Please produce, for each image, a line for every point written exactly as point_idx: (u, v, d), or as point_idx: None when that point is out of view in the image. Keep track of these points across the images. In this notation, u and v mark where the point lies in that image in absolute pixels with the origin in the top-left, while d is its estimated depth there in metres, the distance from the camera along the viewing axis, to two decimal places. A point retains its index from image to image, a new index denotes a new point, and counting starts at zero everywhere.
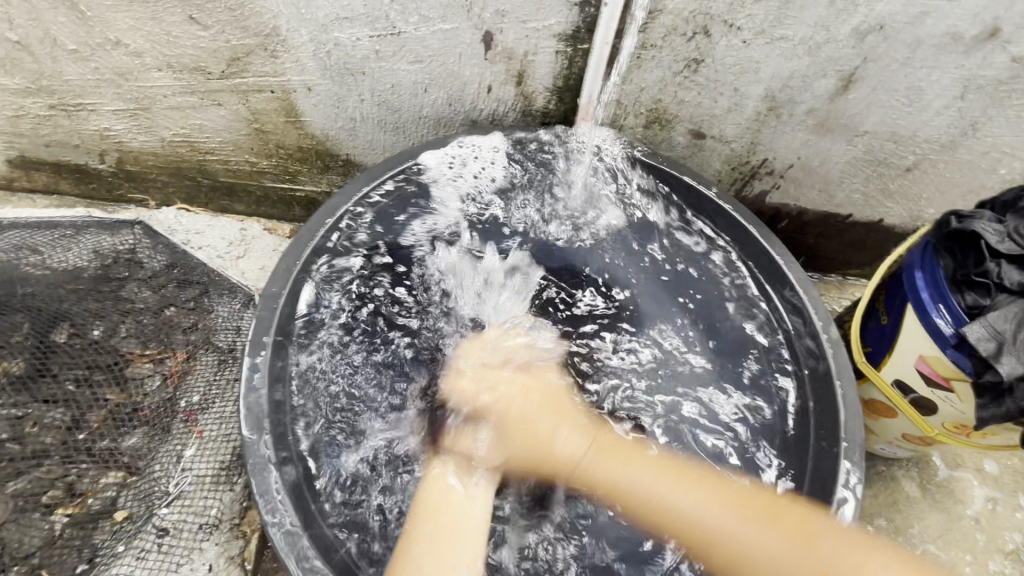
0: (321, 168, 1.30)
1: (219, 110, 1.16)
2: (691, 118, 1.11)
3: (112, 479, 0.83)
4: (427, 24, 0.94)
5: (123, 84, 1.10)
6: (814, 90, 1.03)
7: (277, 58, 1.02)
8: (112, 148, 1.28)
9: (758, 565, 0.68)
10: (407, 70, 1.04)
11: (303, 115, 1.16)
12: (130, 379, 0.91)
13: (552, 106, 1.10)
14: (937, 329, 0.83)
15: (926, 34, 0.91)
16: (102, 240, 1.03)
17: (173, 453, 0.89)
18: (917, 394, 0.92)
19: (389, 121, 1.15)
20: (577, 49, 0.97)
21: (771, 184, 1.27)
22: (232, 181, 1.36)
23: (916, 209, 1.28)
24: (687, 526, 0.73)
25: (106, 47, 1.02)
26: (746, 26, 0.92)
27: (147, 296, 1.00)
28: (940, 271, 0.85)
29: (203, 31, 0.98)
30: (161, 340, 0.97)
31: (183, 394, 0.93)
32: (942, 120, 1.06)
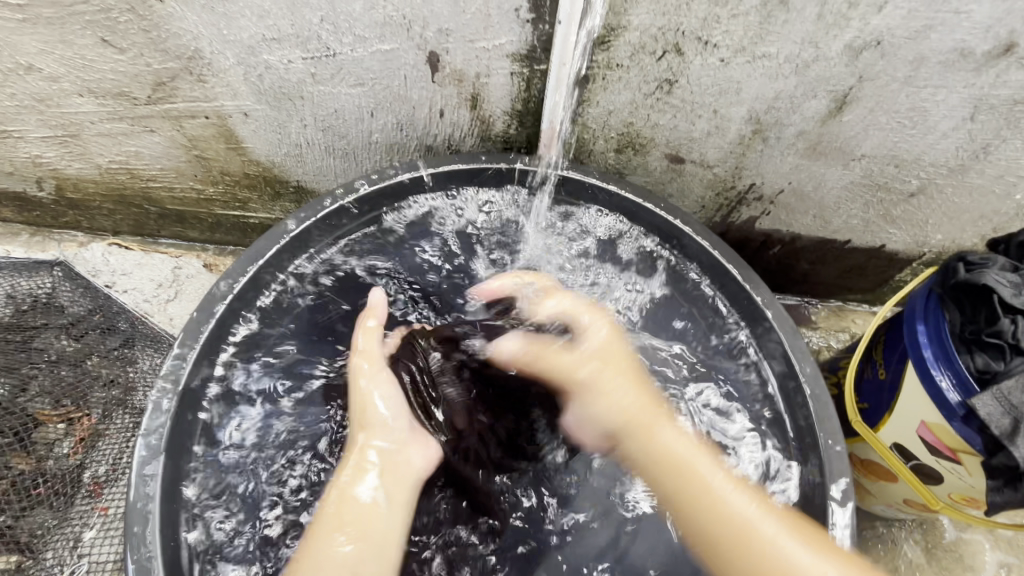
0: (273, 195, 1.21)
1: (153, 136, 1.06)
2: (667, 142, 1.00)
3: (3, 565, 0.74)
4: (364, 45, 0.84)
5: (45, 110, 1.01)
6: (803, 112, 0.92)
7: (204, 82, 0.93)
8: (47, 175, 1.19)
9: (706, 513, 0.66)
10: (349, 94, 0.93)
11: (244, 141, 1.06)
12: (37, 445, 0.82)
13: (513, 131, 1.00)
14: (941, 395, 0.72)
15: (930, 51, 0.80)
16: (18, 283, 0.95)
17: (71, 535, 0.78)
18: (919, 461, 0.81)
19: (337, 147, 1.06)
20: (533, 71, 0.87)
21: (761, 210, 1.16)
22: (181, 208, 1.26)
23: (921, 235, 1.16)
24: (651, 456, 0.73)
25: (19, 72, 0.93)
26: (722, 44, 0.81)
27: (64, 346, 0.90)
28: (945, 326, 0.74)
29: (120, 55, 0.88)
30: (76, 397, 0.87)
31: (91, 463, 0.84)
32: (949, 143, 0.94)
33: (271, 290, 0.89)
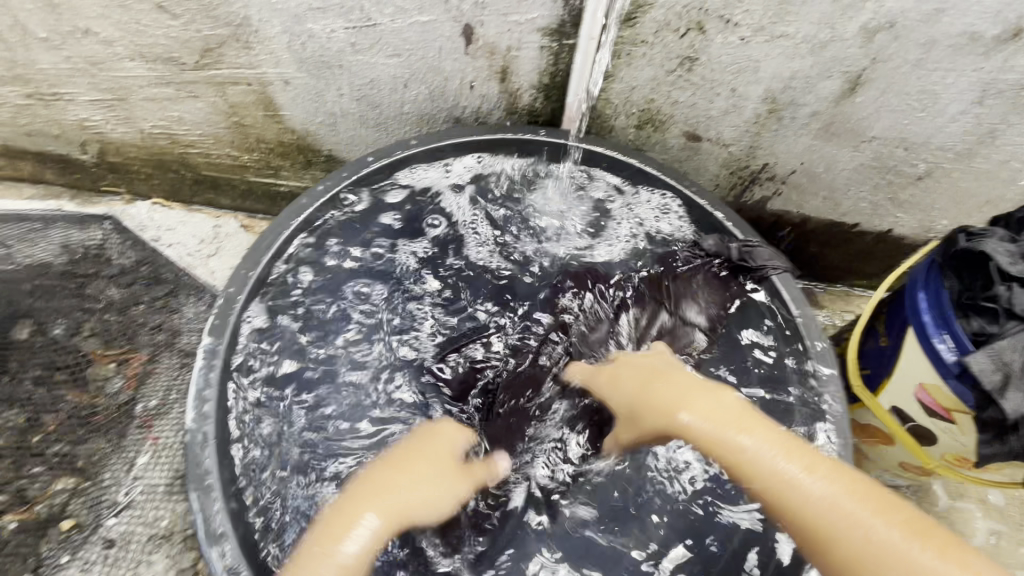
0: (304, 164, 1.26)
1: (197, 102, 1.12)
2: (686, 119, 1.05)
3: (63, 485, 0.80)
4: (404, 16, 0.89)
5: (96, 73, 1.07)
6: (817, 92, 0.96)
7: (250, 49, 0.98)
8: (92, 138, 1.25)
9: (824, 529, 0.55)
10: (385, 64, 0.98)
11: (282, 109, 1.11)
12: (92, 379, 0.89)
13: (539, 105, 1.05)
14: (939, 357, 0.77)
15: (941, 34, 0.84)
16: (71, 234, 1.01)
17: (125, 461, 0.84)
18: (916, 422, 0.86)
19: (370, 117, 1.11)
20: (562, 45, 0.92)
21: (773, 190, 1.21)
22: (215, 174, 1.32)
23: (927, 219, 1.20)
24: (709, 438, 0.63)
25: (76, 35, 0.99)
26: (743, 23, 0.85)
27: (114, 294, 0.96)
28: (944, 293, 0.78)
29: (173, 20, 0.94)
30: (126, 338, 0.93)
31: (142, 397, 0.89)
32: (957, 127, 0.98)
33: (314, 234, 0.96)
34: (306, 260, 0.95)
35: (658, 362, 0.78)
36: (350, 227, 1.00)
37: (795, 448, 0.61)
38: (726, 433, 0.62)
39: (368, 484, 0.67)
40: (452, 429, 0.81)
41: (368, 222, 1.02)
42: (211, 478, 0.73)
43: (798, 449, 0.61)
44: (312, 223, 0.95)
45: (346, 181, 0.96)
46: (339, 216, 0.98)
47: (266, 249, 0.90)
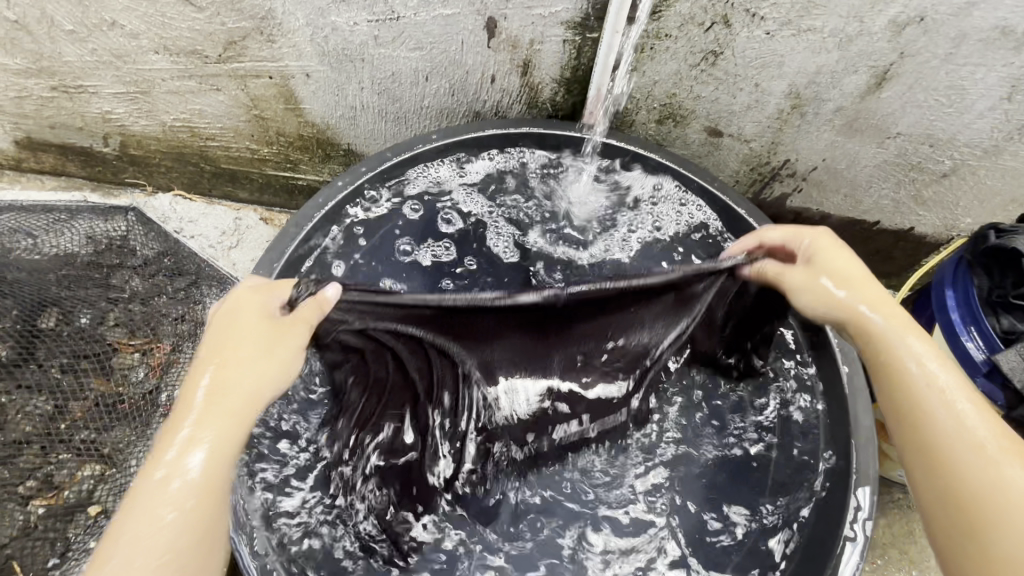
0: (323, 158, 1.27)
1: (218, 95, 1.13)
2: (707, 114, 1.04)
3: (90, 471, 0.82)
4: (427, 9, 0.89)
5: (121, 66, 1.08)
6: (843, 87, 0.95)
7: (273, 42, 0.99)
8: (114, 131, 1.26)
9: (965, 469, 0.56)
10: (407, 57, 0.99)
11: (302, 102, 1.12)
12: (117, 368, 0.91)
13: (559, 99, 1.05)
14: (967, 355, 0.76)
15: (972, 28, 0.82)
16: (96, 225, 1.02)
17: (151, 449, 0.86)
18: None
19: (390, 110, 1.11)
20: (585, 39, 0.91)
21: (793, 187, 1.20)
22: (234, 167, 1.33)
23: (951, 218, 1.19)
24: (912, 375, 0.62)
25: (102, 28, 1.00)
26: (769, 17, 0.85)
27: (137, 284, 0.98)
28: (973, 290, 0.78)
29: (198, 13, 0.95)
30: (149, 328, 0.95)
31: (165, 386, 0.91)
32: (985, 123, 0.97)
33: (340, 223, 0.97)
34: (330, 250, 0.95)
35: (874, 291, 0.69)
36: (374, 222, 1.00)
37: (985, 409, 0.60)
38: (913, 372, 0.62)
39: (209, 353, 0.61)
40: (303, 323, 0.65)
41: (392, 215, 1.01)
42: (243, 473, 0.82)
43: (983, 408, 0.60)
44: (335, 216, 0.96)
45: (365, 175, 0.98)
46: (362, 210, 0.99)
47: (296, 235, 0.92)
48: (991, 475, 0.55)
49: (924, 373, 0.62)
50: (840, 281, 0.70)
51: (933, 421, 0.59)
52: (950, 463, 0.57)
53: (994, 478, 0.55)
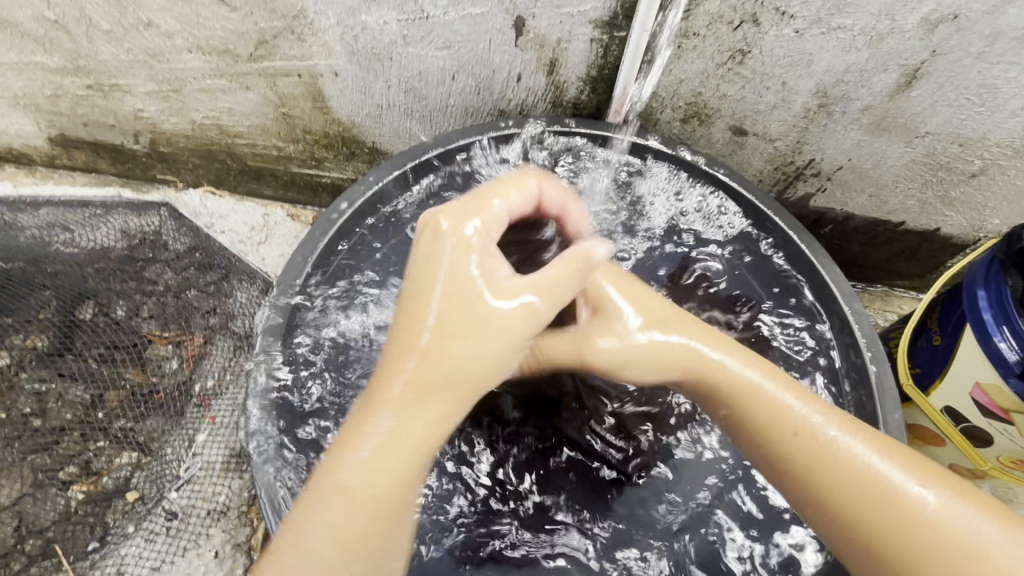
0: (347, 155, 1.28)
1: (247, 93, 1.15)
2: (733, 113, 1.04)
3: (127, 458, 0.84)
4: (456, 8, 0.90)
5: (155, 65, 1.11)
6: (872, 86, 0.94)
7: (304, 41, 1.00)
8: (144, 129, 1.29)
9: (873, 522, 0.58)
10: (434, 56, 1.00)
11: (330, 100, 1.13)
12: (149, 360, 0.92)
13: (584, 97, 1.05)
14: (999, 356, 0.76)
15: (1007, 26, 0.82)
16: (129, 220, 1.05)
17: (185, 438, 0.87)
18: (970, 423, 0.84)
19: (416, 109, 1.12)
20: (613, 37, 0.92)
21: (817, 186, 1.19)
22: (260, 165, 1.35)
23: (978, 219, 1.17)
24: (796, 441, 0.63)
25: (138, 28, 1.03)
26: (799, 15, 0.84)
27: (170, 277, 1.00)
28: (1007, 291, 0.77)
29: (231, 13, 0.97)
30: (182, 321, 0.97)
31: (199, 377, 0.92)
32: (1017, 122, 0.96)
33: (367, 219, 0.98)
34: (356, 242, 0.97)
35: (659, 344, 0.69)
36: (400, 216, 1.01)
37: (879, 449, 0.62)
38: (820, 450, 0.62)
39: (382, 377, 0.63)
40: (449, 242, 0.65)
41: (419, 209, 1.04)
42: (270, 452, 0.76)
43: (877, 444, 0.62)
44: (363, 211, 0.97)
45: (384, 179, 0.98)
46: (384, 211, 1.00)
47: (322, 237, 0.92)
48: (910, 537, 0.56)
49: (808, 434, 0.63)
50: (674, 350, 0.69)
51: (824, 479, 0.61)
52: (852, 503, 0.59)
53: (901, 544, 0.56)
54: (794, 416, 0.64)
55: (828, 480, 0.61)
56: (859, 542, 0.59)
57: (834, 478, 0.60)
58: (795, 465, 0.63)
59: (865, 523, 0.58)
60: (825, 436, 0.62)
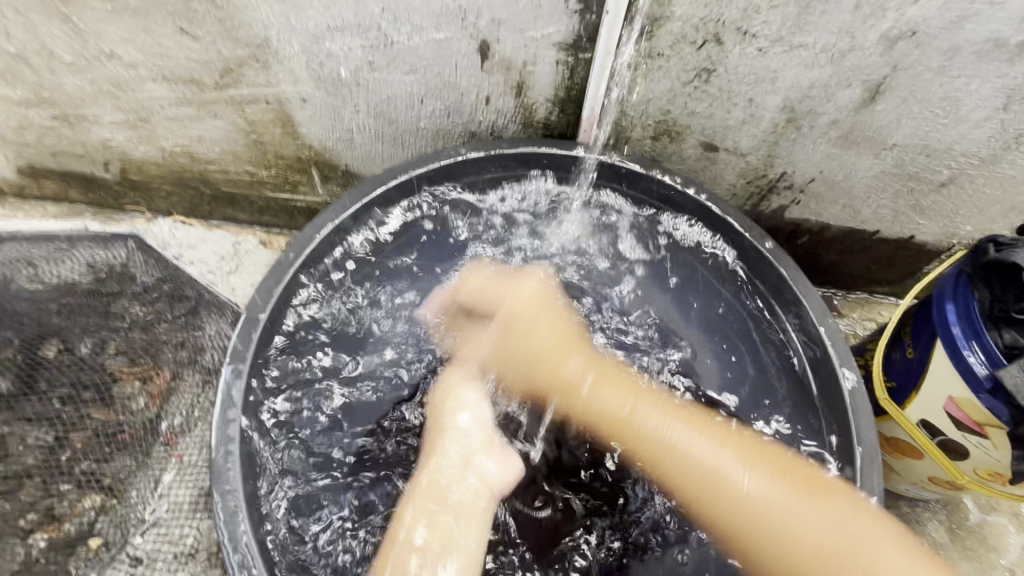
0: (321, 179, 1.27)
1: (216, 121, 1.14)
2: (702, 129, 1.04)
3: (91, 502, 0.85)
4: (420, 34, 0.90)
5: (120, 95, 1.10)
6: (837, 101, 0.95)
7: (269, 69, 0.99)
8: (115, 157, 1.27)
9: (804, 547, 0.71)
10: (402, 81, 0.99)
11: (300, 126, 1.12)
12: (116, 397, 0.91)
13: (554, 118, 1.05)
14: (970, 372, 0.76)
15: (965, 40, 0.82)
16: (96, 254, 1.02)
17: (152, 478, 0.89)
18: (946, 437, 0.84)
19: (387, 133, 1.12)
20: (578, 59, 0.92)
21: (791, 199, 1.19)
22: (233, 190, 1.33)
23: (951, 226, 1.18)
24: (690, 463, 0.81)
25: (101, 59, 1.02)
26: (761, 34, 0.85)
27: (138, 311, 0.99)
28: (975, 304, 0.78)
29: (195, 43, 0.96)
30: (149, 356, 0.96)
31: (166, 415, 0.93)
32: (981, 132, 0.96)
33: (332, 247, 0.97)
34: (327, 264, 0.97)
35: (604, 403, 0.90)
36: (381, 250, 1.05)
37: (709, 476, 0.79)
38: (677, 446, 0.83)
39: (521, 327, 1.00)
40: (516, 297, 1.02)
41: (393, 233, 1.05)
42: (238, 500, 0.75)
43: (759, 452, 0.80)
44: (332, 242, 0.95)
45: (350, 208, 0.96)
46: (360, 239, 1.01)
47: (276, 283, 0.89)
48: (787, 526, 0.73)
49: (687, 456, 0.81)
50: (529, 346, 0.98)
51: (746, 532, 0.75)
52: (762, 546, 0.74)
53: (851, 536, 0.70)
54: (649, 420, 0.86)
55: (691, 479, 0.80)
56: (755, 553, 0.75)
57: (787, 551, 0.72)
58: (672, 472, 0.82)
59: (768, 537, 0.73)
60: (669, 439, 0.83)
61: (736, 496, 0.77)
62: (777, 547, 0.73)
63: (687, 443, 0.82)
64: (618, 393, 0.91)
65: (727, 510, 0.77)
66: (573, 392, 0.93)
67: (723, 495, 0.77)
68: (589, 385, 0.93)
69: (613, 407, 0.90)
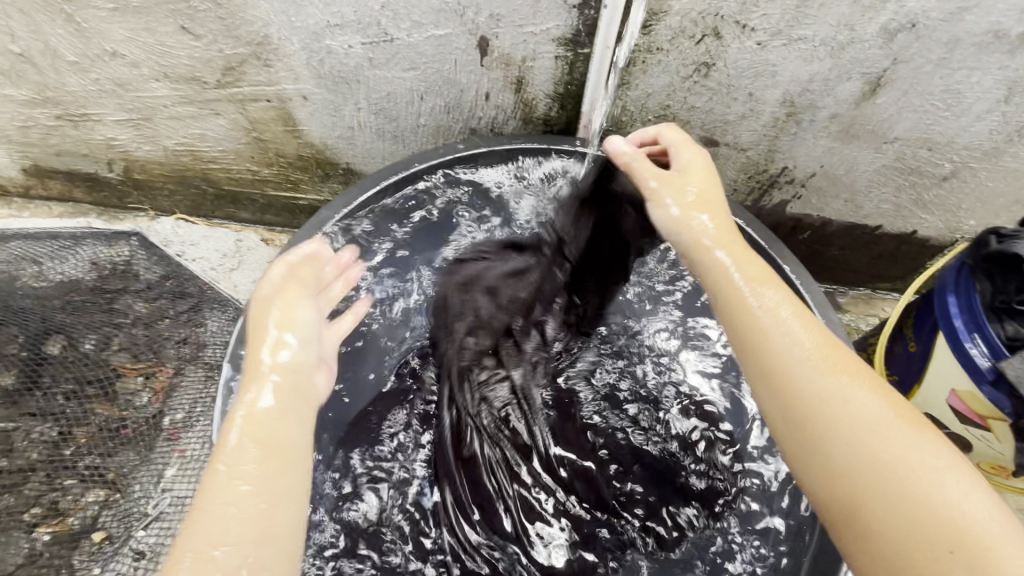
0: (322, 177, 1.28)
1: (218, 119, 1.14)
2: (702, 124, 1.04)
3: (94, 497, 0.86)
4: (419, 30, 0.91)
5: (123, 94, 1.10)
6: (837, 94, 0.95)
7: (270, 67, 1.00)
8: (118, 157, 1.28)
9: (854, 437, 0.56)
10: (402, 78, 1.00)
11: (301, 124, 1.13)
12: (120, 392, 0.93)
13: (554, 114, 1.05)
14: (972, 364, 0.76)
15: (965, 32, 0.82)
16: (99, 250, 1.04)
17: (155, 473, 0.89)
18: (948, 430, 0.84)
19: (387, 130, 1.12)
20: (577, 54, 0.92)
21: (792, 194, 1.19)
22: (235, 189, 1.33)
23: (953, 220, 1.18)
24: (787, 354, 0.63)
25: (104, 58, 1.02)
26: (760, 27, 0.85)
27: (141, 308, 1.00)
28: (977, 297, 0.77)
29: (196, 41, 0.97)
30: (152, 352, 0.97)
31: (169, 410, 0.94)
32: (983, 125, 0.96)
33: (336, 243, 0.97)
34: None
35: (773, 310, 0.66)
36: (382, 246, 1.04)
37: (832, 356, 0.62)
38: (800, 359, 0.62)
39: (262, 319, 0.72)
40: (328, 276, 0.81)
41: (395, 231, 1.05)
42: None
43: (844, 354, 0.63)
44: (332, 238, 0.96)
45: (353, 204, 0.98)
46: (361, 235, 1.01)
47: None
48: (884, 454, 0.54)
49: (797, 342, 0.63)
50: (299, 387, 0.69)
51: (812, 405, 0.59)
52: (880, 459, 0.54)
53: (893, 457, 0.55)
54: (798, 333, 0.64)
55: (824, 409, 0.59)
56: (836, 493, 0.56)
57: (851, 433, 0.56)
58: (769, 366, 0.63)
59: (844, 450, 0.56)
60: (790, 331, 0.64)
61: (854, 410, 0.57)
62: (866, 467, 0.55)
63: (810, 344, 0.63)
64: (800, 306, 0.66)
65: (805, 403, 0.60)
66: (747, 305, 0.67)
67: (808, 411, 0.59)
68: (743, 279, 0.70)
69: (752, 297, 0.68)
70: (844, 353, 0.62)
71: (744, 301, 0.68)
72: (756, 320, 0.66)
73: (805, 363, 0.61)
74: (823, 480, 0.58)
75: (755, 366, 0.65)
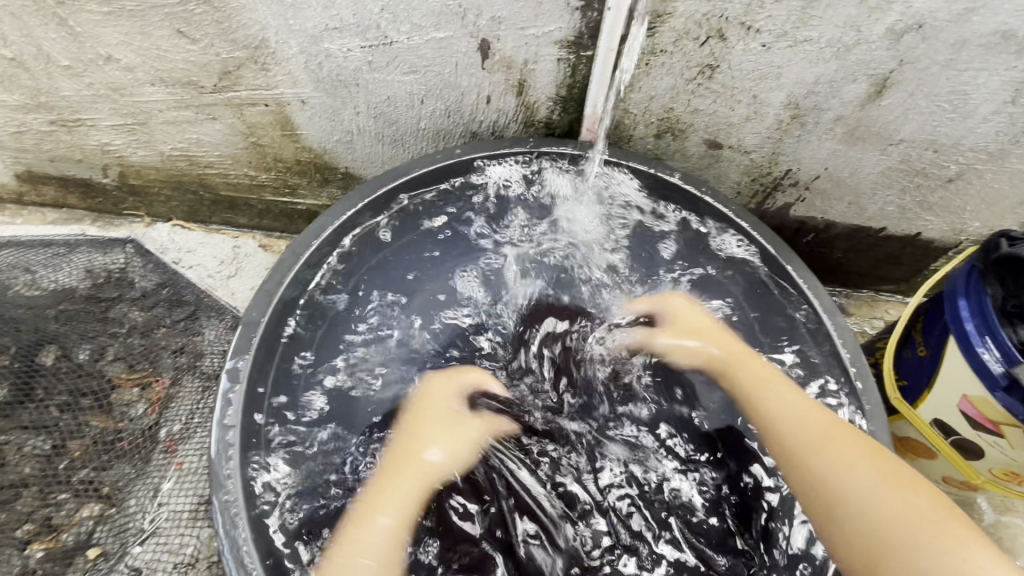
0: (321, 181, 1.26)
1: (215, 124, 1.13)
2: (706, 127, 1.03)
3: (89, 512, 0.84)
4: (419, 33, 0.89)
5: (118, 99, 1.09)
6: (842, 96, 0.94)
7: (268, 71, 0.99)
8: (114, 162, 1.26)
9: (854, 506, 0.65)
10: (401, 81, 0.98)
11: (300, 128, 1.11)
12: (115, 404, 0.91)
13: (556, 117, 1.04)
14: (985, 369, 0.75)
15: (972, 33, 0.81)
16: (94, 258, 1.02)
17: (151, 487, 0.87)
18: (959, 435, 0.83)
19: (387, 134, 1.11)
20: (580, 57, 0.91)
21: (796, 197, 1.18)
22: (232, 195, 1.32)
23: (958, 222, 1.17)
24: (790, 442, 0.74)
25: (98, 63, 1.01)
26: (765, 29, 0.84)
27: (137, 316, 0.98)
28: (987, 300, 0.76)
29: (192, 45, 0.95)
30: (148, 362, 0.95)
31: (165, 422, 0.92)
32: (990, 126, 0.95)
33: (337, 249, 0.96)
34: (328, 266, 0.96)
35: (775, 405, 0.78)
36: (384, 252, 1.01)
37: (828, 437, 0.72)
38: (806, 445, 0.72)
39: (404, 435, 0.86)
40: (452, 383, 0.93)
41: (397, 238, 1.03)
42: (235, 503, 0.76)
43: (841, 435, 0.72)
44: (331, 243, 0.95)
45: (353, 210, 0.96)
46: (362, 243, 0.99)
47: (275, 287, 0.89)
48: (901, 523, 0.61)
49: (793, 432, 0.74)
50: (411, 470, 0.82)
51: (824, 484, 0.68)
52: (881, 521, 0.62)
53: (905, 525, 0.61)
54: (795, 427, 0.74)
55: (831, 483, 0.68)
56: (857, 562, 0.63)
57: (853, 502, 0.65)
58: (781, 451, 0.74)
59: (856, 526, 0.64)
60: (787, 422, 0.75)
61: (853, 486, 0.66)
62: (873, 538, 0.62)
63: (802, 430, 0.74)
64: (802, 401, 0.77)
65: (810, 485, 0.70)
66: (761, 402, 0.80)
67: (827, 493, 0.67)
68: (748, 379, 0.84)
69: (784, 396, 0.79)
70: (848, 441, 0.71)
71: (755, 392, 0.82)
72: (776, 409, 0.77)
73: (818, 447, 0.71)
74: (840, 547, 0.65)
75: (783, 458, 0.74)
